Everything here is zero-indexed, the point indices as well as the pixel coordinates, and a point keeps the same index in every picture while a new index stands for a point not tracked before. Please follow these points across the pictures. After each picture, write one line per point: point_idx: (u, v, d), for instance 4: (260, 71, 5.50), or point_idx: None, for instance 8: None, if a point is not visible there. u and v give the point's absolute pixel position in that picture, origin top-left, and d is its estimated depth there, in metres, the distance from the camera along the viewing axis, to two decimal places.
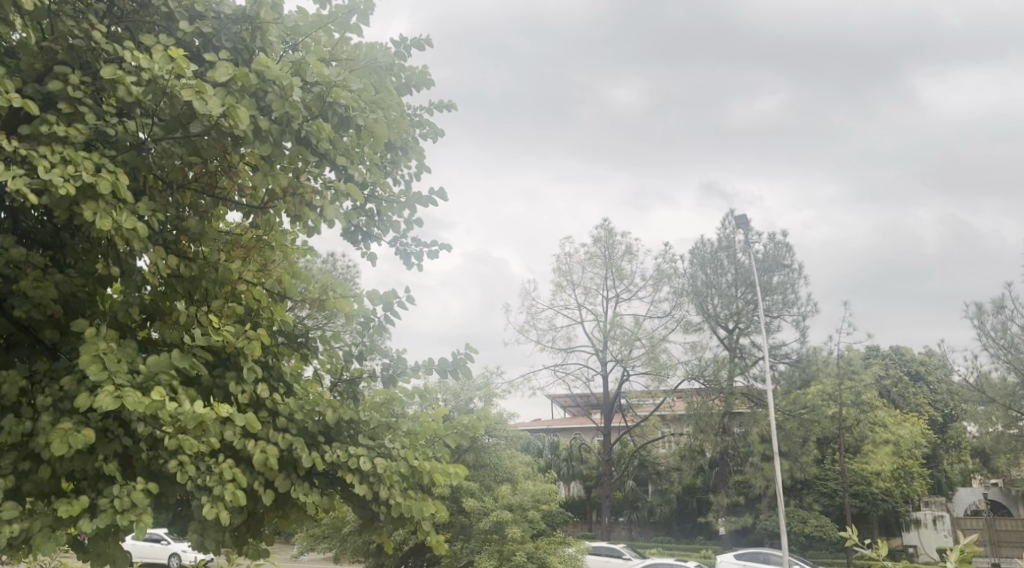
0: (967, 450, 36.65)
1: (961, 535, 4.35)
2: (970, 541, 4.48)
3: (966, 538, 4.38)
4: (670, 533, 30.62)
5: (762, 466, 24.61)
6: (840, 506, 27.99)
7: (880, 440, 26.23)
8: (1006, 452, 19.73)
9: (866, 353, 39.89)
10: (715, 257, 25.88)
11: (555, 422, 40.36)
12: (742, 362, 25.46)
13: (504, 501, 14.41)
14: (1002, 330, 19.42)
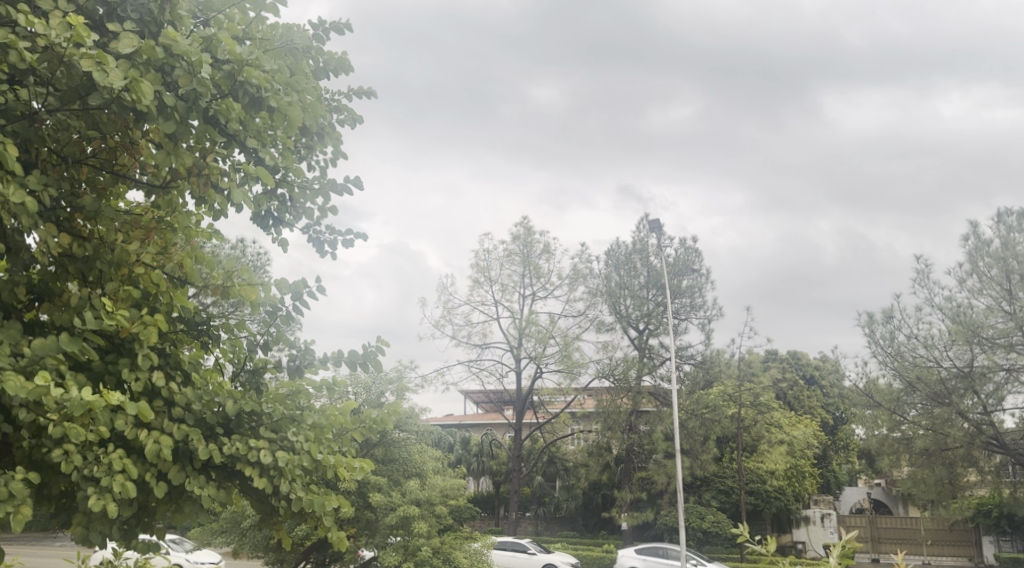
0: (853, 451, 38.42)
1: (845, 533, 4.67)
2: (852, 535, 4.80)
3: (848, 535, 4.69)
4: (574, 528, 30.98)
5: (665, 463, 25.18)
6: (736, 502, 28.90)
7: (775, 440, 27.24)
8: (889, 455, 20.78)
9: (765, 357, 41.31)
10: (628, 259, 26.30)
11: (468, 416, 40.33)
12: (650, 362, 26.00)
13: (411, 496, 14.25)
14: (890, 338, 20.34)
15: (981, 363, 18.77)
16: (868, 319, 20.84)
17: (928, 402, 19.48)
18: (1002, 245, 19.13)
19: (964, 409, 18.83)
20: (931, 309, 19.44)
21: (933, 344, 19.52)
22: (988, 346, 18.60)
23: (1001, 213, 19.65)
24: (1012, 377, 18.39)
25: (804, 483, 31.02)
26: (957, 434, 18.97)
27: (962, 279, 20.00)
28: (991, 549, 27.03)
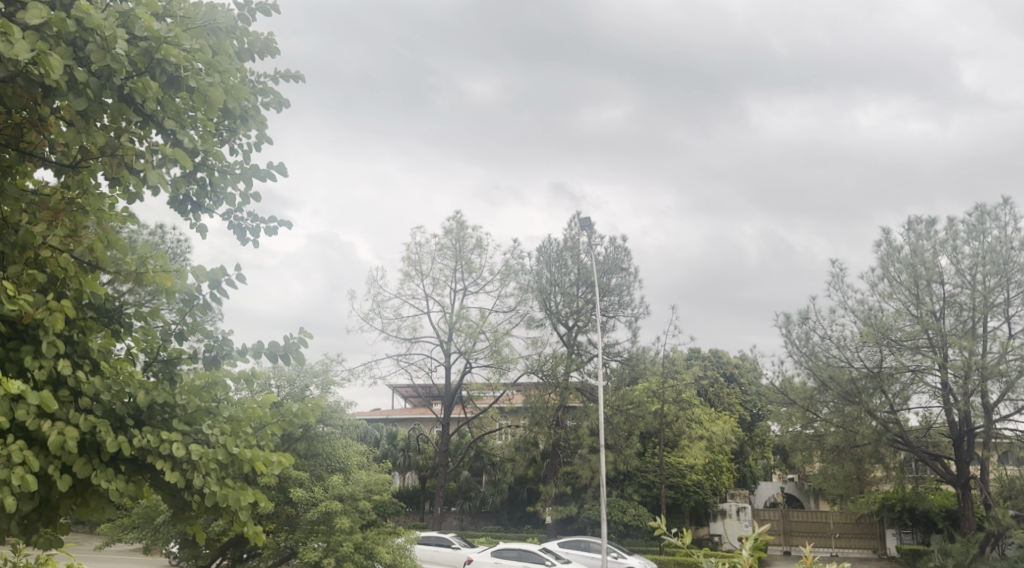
0: (769, 447, 39.54)
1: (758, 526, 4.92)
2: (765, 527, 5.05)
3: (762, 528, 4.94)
4: (499, 523, 31.02)
5: (589, 458, 25.45)
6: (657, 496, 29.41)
7: (696, 436, 27.84)
8: (801, 450, 21.48)
9: (688, 355, 42.16)
10: (560, 256, 26.43)
11: (395, 410, 40.02)
12: (578, 359, 26.18)
13: (334, 491, 14.05)
14: (805, 338, 20.95)
15: (890, 363, 19.52)
16: (785, 319, 21.44)
17: (839, 401, 20.05)
18: (912, 251, 19.90)
19: (872, 407, 19.45)
20: (844, 311, 20.10)
21: (846, 345, 20.17)
22: (896, 348, 19.38)
23: (912, 221, 20.45)
24: (918, 377, 19.20)
25: (722, 477, 31.77)
26: (866, 430, 19.55)
27: (875, 283, 20.73)
28: (893, 541, 28.12)
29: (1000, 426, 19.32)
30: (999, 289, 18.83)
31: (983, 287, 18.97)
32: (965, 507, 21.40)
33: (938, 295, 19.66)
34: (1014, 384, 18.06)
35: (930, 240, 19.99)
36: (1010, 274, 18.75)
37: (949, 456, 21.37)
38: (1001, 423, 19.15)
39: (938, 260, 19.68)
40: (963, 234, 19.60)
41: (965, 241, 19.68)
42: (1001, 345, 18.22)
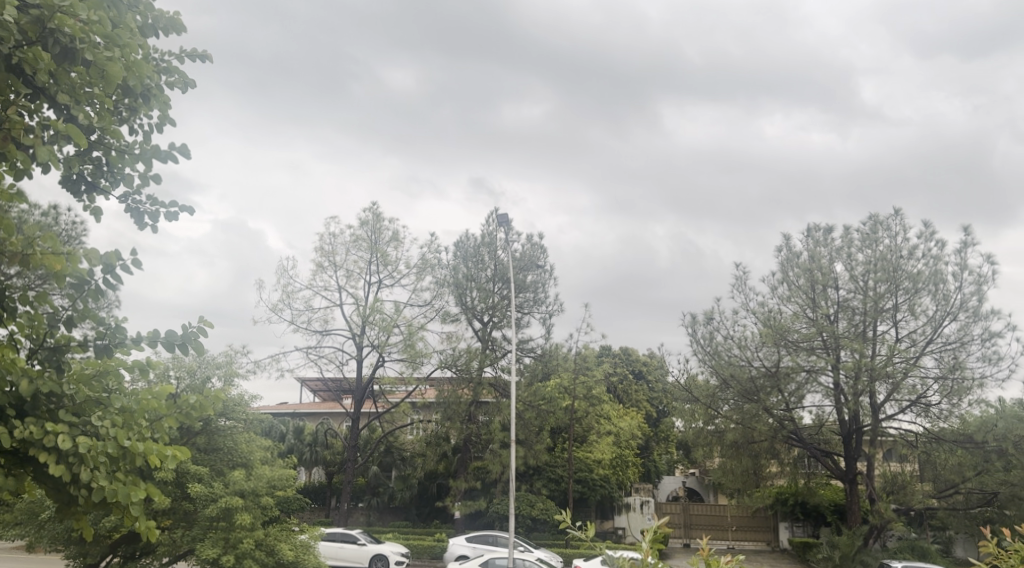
0: (673, 442, 40.52)
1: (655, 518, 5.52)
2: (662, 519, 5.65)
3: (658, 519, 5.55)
4: (407, 518, 30.75)
5: (500, 453, 25.55)
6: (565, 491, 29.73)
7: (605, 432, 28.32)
8: (703, 446, 22.18)
9: (598, 352, 42.78)
10: (477, 252, 26.33)
11: (303, 405, 39.16)
12: (491, 354, 26.17)
13: (235, 486, 13.65)
14: (709, 338, 21.45)
15: (786, 363, 20.12)
16: (690, 319, 21.94)
17: (739, 399, 20.71)
18: (810, 257, 20.65)
19: (769, 405, 20.29)
20: (746, 313, 20.71)
21: (747, 345, 20.60)
22: (792, 348, 20.09)
23: (811, 228, 21.23)
24: (812, 378, 19.97)
25: (628, 472, 32.33)
26: (762, 428, 20.49)
27: (776, 286, 21.44)
28: (786, 534, 29.24)
29: (885, 425, 20.35)
30: (888, 295, 19.77)
31: (874, 293, 19.86)
32: (851, 501, 22.32)
33: (833, 299, 20.42)
34: (900, 385, 19.07)
35: (827, 247, 20.78)
36: (900, 281, 19.69)
37: (839, 453, 22.20)
38: (886, 422, 20.17)
39: (833, 267, 20.47)
40: (857, 242, 20.46)
41: (859, 249, 20.55)
42: (889, 347, 19.16)
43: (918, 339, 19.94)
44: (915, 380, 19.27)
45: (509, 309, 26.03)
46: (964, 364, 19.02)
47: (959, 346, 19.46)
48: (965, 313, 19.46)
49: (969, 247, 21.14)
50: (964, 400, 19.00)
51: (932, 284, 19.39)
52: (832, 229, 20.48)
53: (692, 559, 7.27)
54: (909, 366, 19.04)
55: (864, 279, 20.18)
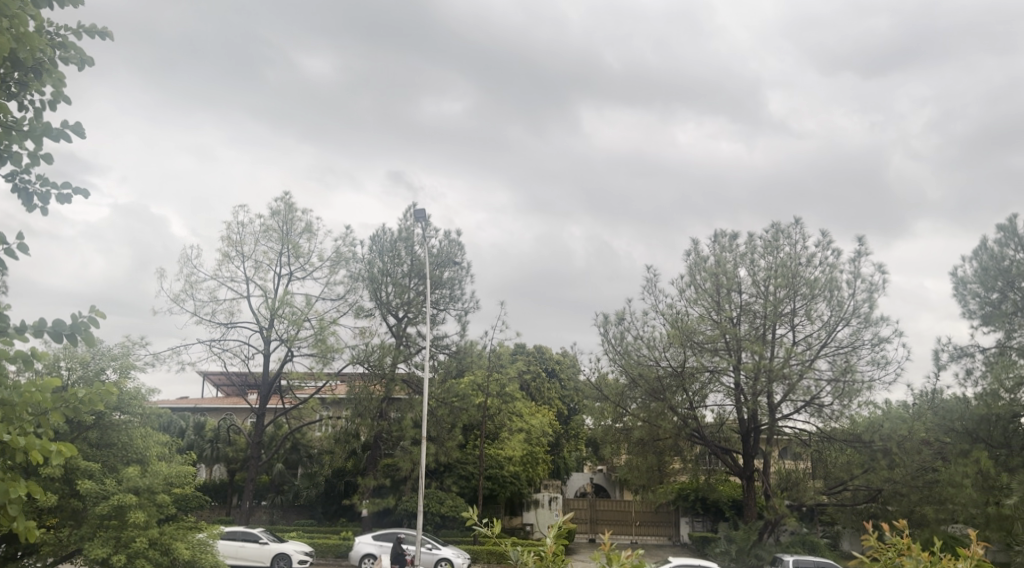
0: (582, 439, 41.02)
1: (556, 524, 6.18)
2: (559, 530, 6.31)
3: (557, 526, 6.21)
4: (313, 516, 30.21)
5: (411, 450, 25.35)
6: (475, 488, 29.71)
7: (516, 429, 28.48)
8: (612, 443, 22.53)
9: (512, 349, 42.94)
10: (393, 247, 26.02)
11: (204, 400, 38.04)
12: (405, 350, 25.93)
13: (128, 483, 13.13)
14: (619, 338, 21.77)
15: (691, 363, 20.74)
16: (602, 319, 22.31)
17: (646, 397, 21.12)
18: (716, 261, 21.23)
19: (674, 404, 20.84)
20: (655, 314, 21.14)
21: (655, 345, 21.09)
22: (697, 349, 20.65)
23: (718, 234, 21.87)
24: (715, 378, 20.72)
25: (539, 469, 32.55)
26: (667, 425, 20.96)
27: (683, 289, 21.97)
28: (686, 528, 30.03)
29: (781, 424, 21.12)
30: (786, 299, 20.54)
31: (774, 297, 20.59)
32: (748, 497, 23.06)
33: (736, 303, 20.98)
34: (795, 386, 19.88)
35: (732, 252, 21.44)
36: (797, 287, 20.53)
37: (738, 450, 22.87)
38: (783, 421, 20.95)
39: (737, 272, 21.08)
40: (760, 249, 21.18)
41: (762, 255, 21.29)
42: (787, 349, 19.90)
43: (814, 342, 20.75)
44: (810, 382, 20.05)
45: (425, 306, 25.86)
46: (854, 367, 19.94)
47: (850, 350, 20.37)
48: (857, 319, 20.39)
49: (863, 257, 22.15)
50: (854, 401, 19.91)
51: (827, 291, 20.28)
52: (738, 235, 21.15)
53: (592, 554, 7.58)
54: (804, 368, 19.82)
55: (765, 284, 20.94)
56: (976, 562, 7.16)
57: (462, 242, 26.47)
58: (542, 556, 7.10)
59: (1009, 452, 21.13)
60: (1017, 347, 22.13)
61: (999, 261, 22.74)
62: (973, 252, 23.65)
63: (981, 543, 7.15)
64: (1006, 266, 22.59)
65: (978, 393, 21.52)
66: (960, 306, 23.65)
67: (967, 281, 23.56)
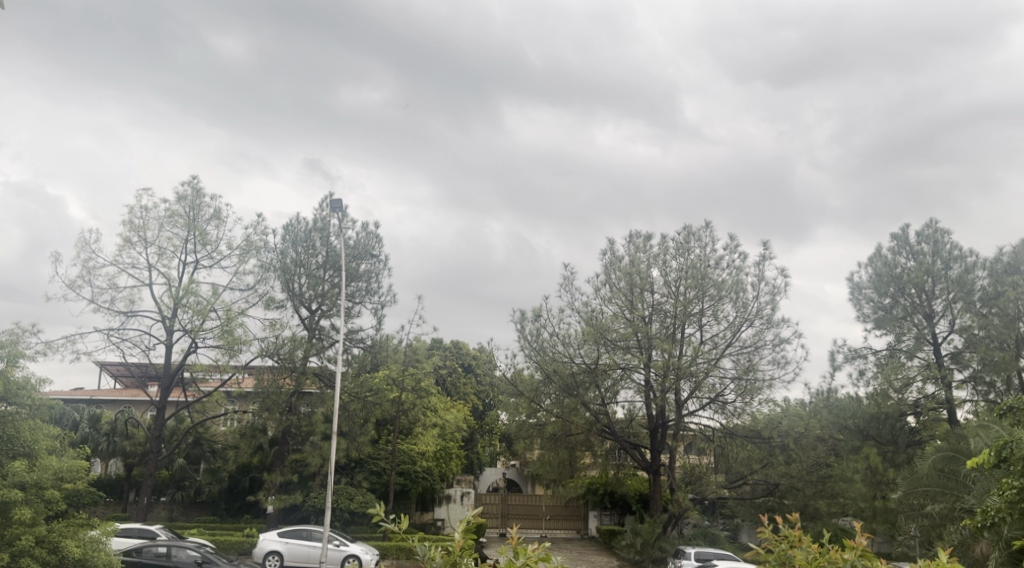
0: (497, 434, 41.10)
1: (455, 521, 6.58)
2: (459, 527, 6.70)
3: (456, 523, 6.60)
4: (215, 513, 29.30)
5: (320, 445, 24.93)
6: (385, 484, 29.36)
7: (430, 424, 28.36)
8: (524, 439, 22.67)
9: (429, 344, 42.65)
10: (307, 237, 25.49)
11: (101, 392, 36.45)
12: (318, 344, 25.51)
13: (14, 479, 12.55)
14: (535, 334, 21.91)
15: (604, 361, 21.10)
16: (519, 316, 22.43)
17: (560, 393, 21.38)
18: (630, 261, 21.59)
19: (587, 400, 21.22)
20: (570, 311, 21.43)
21: (570, 342, 21.30)
22: (610, 347, 20.97)
23: (632, 234, 22.25)
24: (626, 374, 21.07)
25: (451, 464, 32.52)
26: (579, 421, 21.27)
27: (598, 287, 22.28)
28: (594, 522, 30.73)
29: (688, 421, 21.70)
30: (696, 300, 21.06)
31: (684, 297, 21.08)
32: (654, 491, 23.54)
33: (648, 302, 21.40)
34: (701, 384, 20.44)
35: (646, 253, 21.84)
36: (706, 288, 21.07)
37: (646, 445, 23.28)
38: (689, 417, 21.54)
39: (650, 272, 21.50)
40: (672, 250, 21.67)
41: (673, 256, 21.79)
42: (695, 348, 20.38)
43: (720, 341, 21.34)
44: (715, 379, 20.70)
45: (339, 298, 25.43)
46: (756, 366, 20.65)
47: (753, 350, 21.04)
48: (760, 320, 21.09)
49: (769, 260, 22.95)
50: (755, 399, 20.59)
51: (734, 293, 20.95)
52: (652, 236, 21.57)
53: (498, 548, 7.62)
54: (710, 367, 20.44)
55: (677, 285, 21.43)
56: (860, 552, 7.42)
57: (380, 235, 26.17)
58: (449, 550, 7.45)
59: (897, 448, 22.30)
60: (906, 350, 23.32)
61: (893, 268, 23.89)
62: (869, 259, 24.74)
63: (866, 533, 7.41)
64: (899, 273, 23.77)
65: (870, 392, 22.62)
66: (856, 309, 24.71)
67: (863, 286, 24.62)
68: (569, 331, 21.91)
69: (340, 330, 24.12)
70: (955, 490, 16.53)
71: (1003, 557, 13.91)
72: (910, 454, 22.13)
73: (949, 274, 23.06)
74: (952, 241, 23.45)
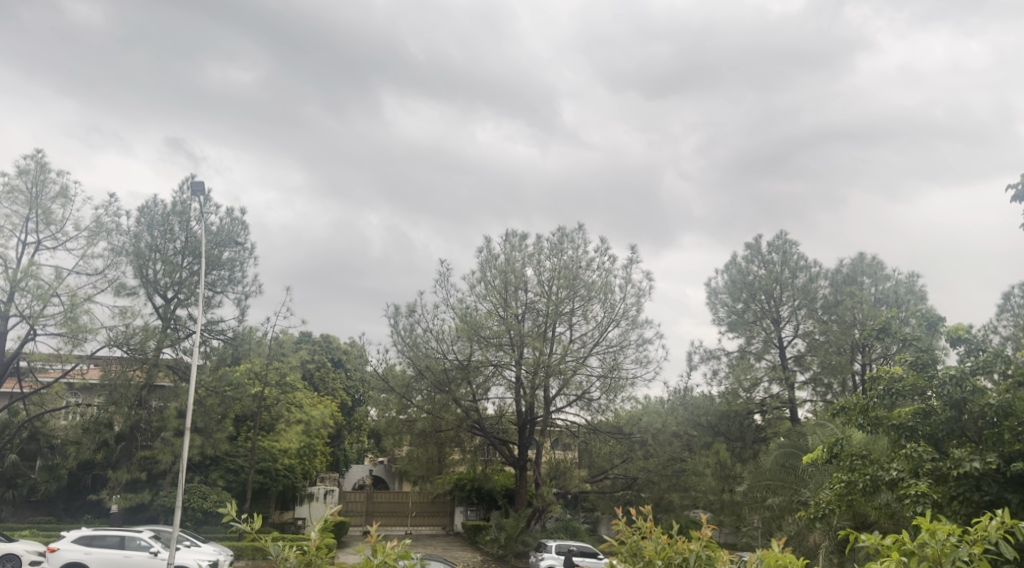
0: (365, 431, 40.62)
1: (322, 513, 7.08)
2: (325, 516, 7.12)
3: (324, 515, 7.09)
4: (52, 513, 27.47)
5: (172, 442, 23.80)
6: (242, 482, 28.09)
7: (293, 420, 27.67)
8: (393, 434, 22.56)
9: (298, 337, 41.62)
10: (165, 221, 24.33)
11: None
12: (173, 334, 24.39)
13: None
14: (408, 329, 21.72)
15: (477, 357, 21.19)
16: (393, 311, 22.23)
17: (432, 389, 21.32)
18: (505, 259, 21.72)
19: (458, 397, 21.03)
20: (444, 307, 21.40)
21: (443, 338, 21.24)
22: (483, 344, 21.09)
23: (508, 233, 22.44)
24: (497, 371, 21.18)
25: (314, 461, 31.91)
26: (450, 417, 21.23)
27: (474, 283, 22.37)
28: (460, 517, 30.94)
29: (554, 417, 22.13)
30: (567, 300, 21.51)
31: (556, 297, 21.49)
32: (519, 486, 23.82)
33: (521, 301, 21.63)
34: (569, 381, 20.88)
35: (520, 252, 22.07)
36: (577, 289, 21.58)
37: (514, 441, 23.50)
38: (556, 414, 21.97)
39: (525, 271, 21.72)
40: (546, 250, 22.01)
41: (547, 256, 22.14)
42: (564, 347, 20.82)
43: (588, 340, 21.86)
44: (581, 377, 21.20)
45: (198, 286, 24.39)
46: (621, 365, 21.33)
47: (618, 350, 21.67)
48: (626, 320, 21.77)
49: (636, 263, 23.73)
50: (618, 396, 21.19)
51: (602, 294, 21.59)
52: (527, 236, 21.82)
53: (356, 546, 7.54)
54: (578, 364, 20.94)
55: (549, 284, 21.79)
56: (705, 542, 7.83)
57: (245, 222, 25.30)
58: (304, 550, 7.32)
59: (744, 444, 23.59)
60: (755, 352, 24.64)
61: (745, 275, 25.07)
62: (725, 266, 25.95)
63: (711, 525, 7.80)
64: (751, 280, 24.95)
65: (721, 391, 23.81)
66: (712, 313, 25.86)
67: (719, 291, 25.80)
68: (443, 327, 21.89)
69: (198, 320, 23.12)
70: (793, 484, 17.65)
71: (831, 546, 14.95)
72: (756, 450, 23.43)
73: (796, 283, 24.44)
74: (799, 252, 24.84)
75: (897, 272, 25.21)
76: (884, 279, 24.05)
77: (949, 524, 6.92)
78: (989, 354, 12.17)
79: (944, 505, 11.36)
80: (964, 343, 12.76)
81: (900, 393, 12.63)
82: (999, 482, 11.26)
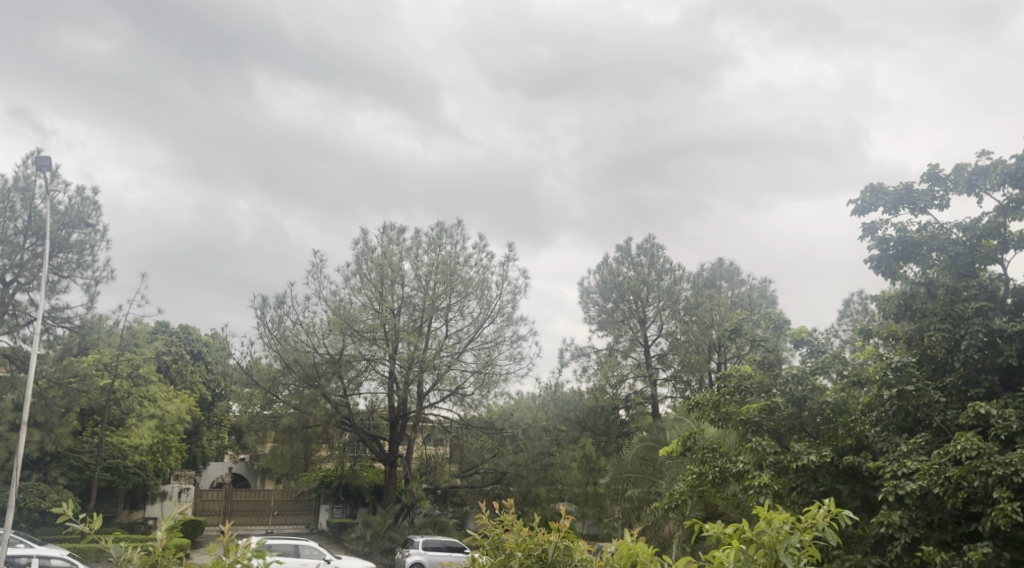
0: (224, 428, 39.16)
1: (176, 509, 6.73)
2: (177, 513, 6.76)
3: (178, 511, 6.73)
4: None
5: (7, 437, 21.99)
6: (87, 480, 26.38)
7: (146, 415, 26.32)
8: (255, 430, 22.08)
9: (154, 328, 39.64)
10: (5, 197, 22.56)
11: None
12: (11, 320, 22.61)
13: None
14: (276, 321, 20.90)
15: (349, 351, 20.64)
16: (260, 302, 21.44)
17: (299, 384, 20.70)
18: (382, 253, 21.34)
19: (328, 391, 20.61)
20: (317, 300, 20.79)
21: (314, 331, 20.59)
22: (356, 338, 20.56)
23: (386, 226, 22.05)
24: (370, 365, 20.62)
25: (167, 458, 30.57)
26: (318, 412, 20.81)
27: (348, 276, 21.88)
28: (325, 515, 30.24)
29: (427, 412, 21.97)
30: (444, 295, 21.40)
31: (433, 292, 21.32)
32: (388, 482, 23.52)
33: (398, 294, 21.37)
34: (443, 376, 20.84)
35: (397, 246, 21.73)
36: (454, 284, 21.53)
37: (385, 437, 23.07)
38: (428, 409, 21.83)
39: (402, 264, 21.47)
40: (423, 245, 21.80)
41: (425, 251, 21.95)
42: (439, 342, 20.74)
43: (463, 336, 21.78)
44: (455, 372, 21.14)
45: (42, 270, 22.63)
46: (494, 361, 21.40)
47: (493, 346, 21.74)
48: (500, 317, 21.88)
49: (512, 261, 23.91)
50: (491, 392, 21.25)
51: (479, 290, 21.69)
52: (405, 229, 21.54)
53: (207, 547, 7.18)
54: (452, 360, 20.92)
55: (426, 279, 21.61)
56: (562, 533, 7.88)
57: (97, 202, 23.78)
58: (150, 550, 6.87)
59: (608, 438, 24.09)
60: (622, 349, 25.23)
61: (615, 276, 25.67)
62: (596, 266, 26.51)
63: (569, 516, 7.85)
64: (620, 281, 25.57)
65: (590, 387, 24.34)
66: (583, 311, 26.36)
67: (590, 290, 26.32)
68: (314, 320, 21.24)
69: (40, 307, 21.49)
70: (651, 476, 18.24)
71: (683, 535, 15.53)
72: (619, 444, 23.98)
73: (660, 285, 25.25)
74: (664, 256, 25.70)
75: (751, 277, 26.62)
76: (740, 284, 25.30)
77: (784, 513, 7.22)
78: (828, 355, 12.84)
79: (784, 495, 11.88)
80: (807, 344, 13.50)
81: (749, 390, 13.25)
82: (832, 474, 11.99)
